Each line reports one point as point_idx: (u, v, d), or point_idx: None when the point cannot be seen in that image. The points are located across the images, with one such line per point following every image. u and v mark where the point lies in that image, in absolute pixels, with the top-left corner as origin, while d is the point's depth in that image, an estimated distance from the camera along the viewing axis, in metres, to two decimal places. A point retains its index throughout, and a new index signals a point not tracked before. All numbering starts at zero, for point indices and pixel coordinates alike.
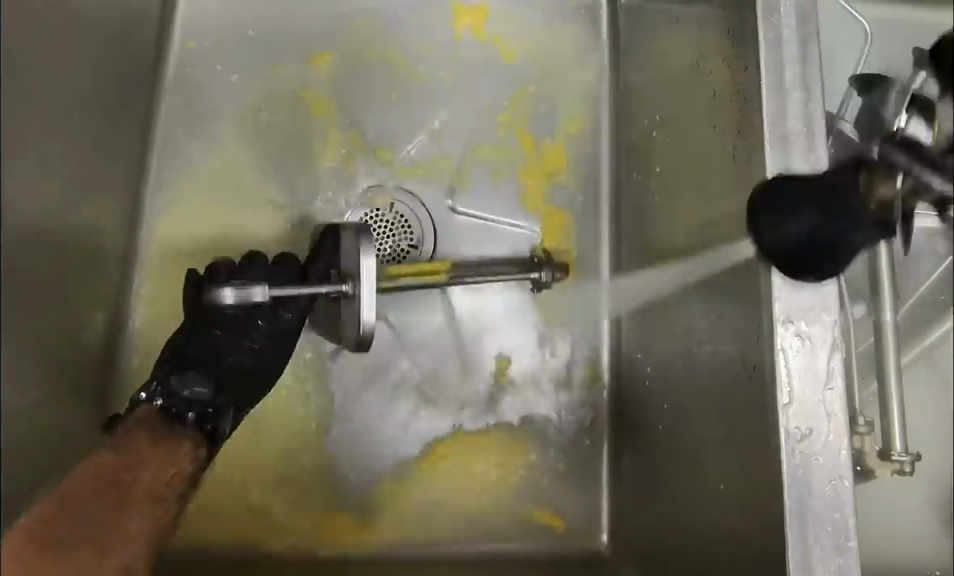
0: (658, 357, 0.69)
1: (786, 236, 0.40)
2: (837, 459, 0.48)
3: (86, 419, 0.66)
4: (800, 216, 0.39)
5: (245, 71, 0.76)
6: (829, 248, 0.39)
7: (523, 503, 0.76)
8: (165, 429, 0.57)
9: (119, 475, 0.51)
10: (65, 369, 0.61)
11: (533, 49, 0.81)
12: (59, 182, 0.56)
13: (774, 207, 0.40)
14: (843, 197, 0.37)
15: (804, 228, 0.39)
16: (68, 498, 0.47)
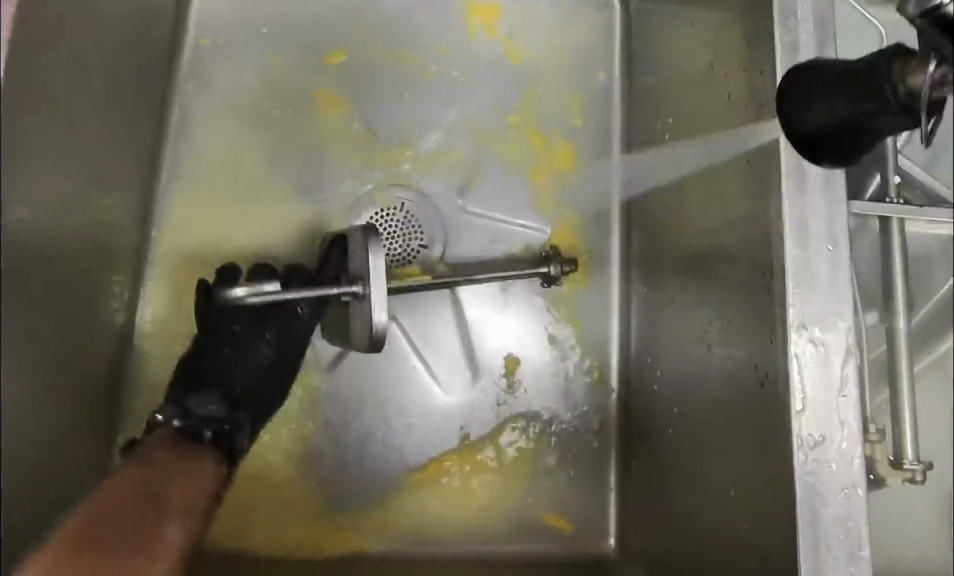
0: (668, 361, 0.69)
1: (819, 123, 0.42)
2: (851, 468, 0.47)
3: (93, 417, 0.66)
4: (827, 103, 0.42)
5: (256, 69, 0.76)
6: (856, 129, 0.41)
7: (530, 505, 0.76)
8: (186, 443, 0.58)
9: (149, 487, 0.53)
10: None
11: (544, 49, 0.81)
12: None
13: (807, 89, 0.43)
14: (873, 86, 0.39)
15: (824, 120, 0.42)
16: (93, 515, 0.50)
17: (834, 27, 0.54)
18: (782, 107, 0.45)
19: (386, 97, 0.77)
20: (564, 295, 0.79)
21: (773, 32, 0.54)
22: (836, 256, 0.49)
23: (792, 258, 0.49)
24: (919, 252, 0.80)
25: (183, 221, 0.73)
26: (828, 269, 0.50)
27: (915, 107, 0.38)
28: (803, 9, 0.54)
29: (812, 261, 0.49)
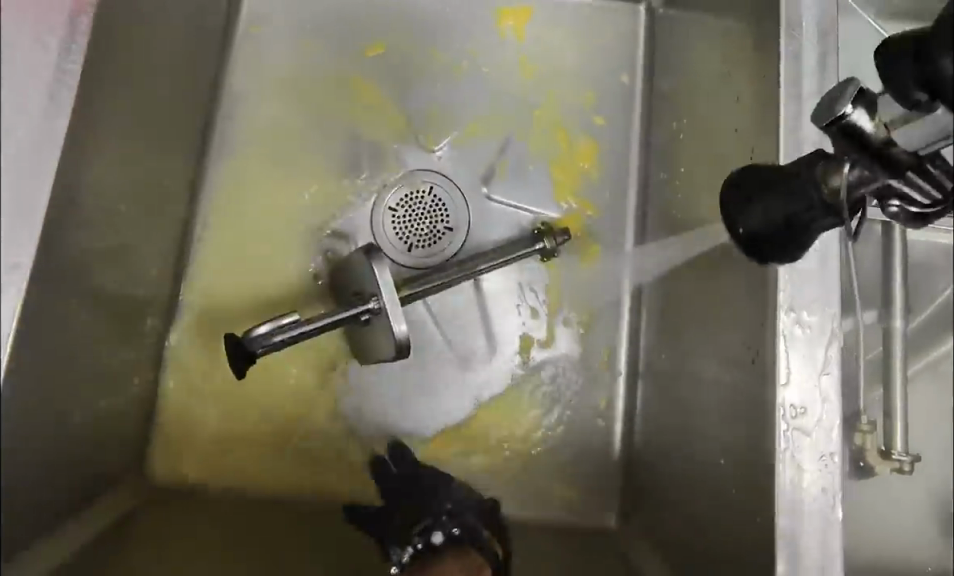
0: (674, 349, 0.73)
1: (761, 224, 0.44)
2: (829, 438, 0.52)
3: (135, 374, 0.71)
4: (763, 207, 0.44)
5: (300, 58, 0.81)
6: (793, 228, 0.43)
7: (538, 477, 0.80)
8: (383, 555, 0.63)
9: None
10: (124, 317, 0.67)
11: (572, 51, 0.85)
12: (127, 150, 0.61)
13: (751, 190, 0.45)
14: (804, 187, 0.43)
15: (767, 221, 0.44)
16: None
17: (836, 40, 0.60)
18: (725, 208, 0.46)
19: (420, 88, 0.82)
20: (579, 284, 0.83)
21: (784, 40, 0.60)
22: (824, 249, 0.54)
23: None
24: (920, 259, 0.84)
25: (225, 195, 0.78)
26: (819, 263, 0.54)
27: (837, 205, 0.43)
28: (808, 25, 0.59)
29: (804, 252, 0.54)
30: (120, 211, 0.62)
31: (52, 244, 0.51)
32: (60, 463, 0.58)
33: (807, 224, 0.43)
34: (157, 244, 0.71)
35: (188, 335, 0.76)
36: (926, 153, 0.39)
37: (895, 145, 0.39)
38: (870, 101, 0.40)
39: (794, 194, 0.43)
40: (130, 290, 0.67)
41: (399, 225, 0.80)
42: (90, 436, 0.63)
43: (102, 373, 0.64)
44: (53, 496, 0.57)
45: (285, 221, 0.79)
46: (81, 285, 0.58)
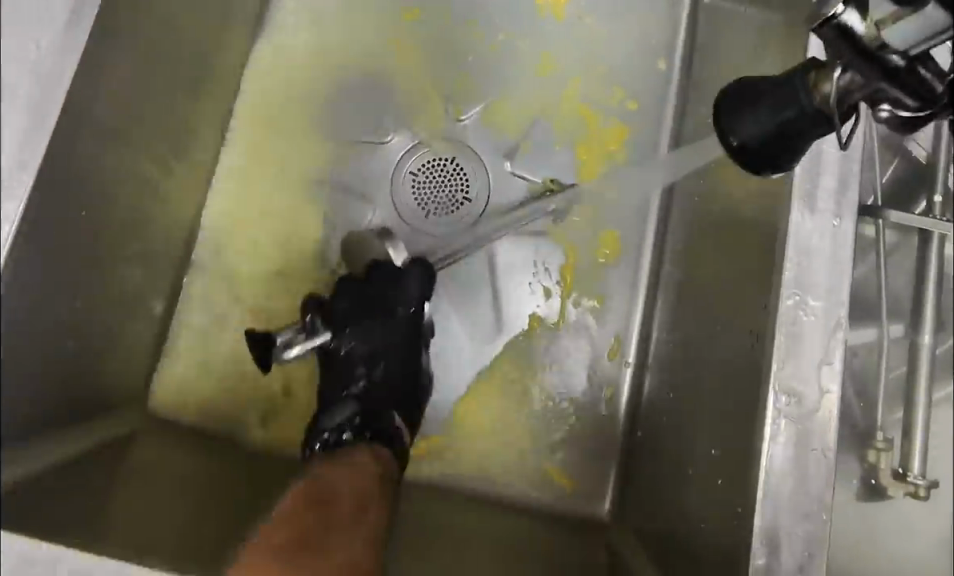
0: (681, 339, 0.71)
1: (755, 135, 0.42)
2: (825, 433, 0.50)
3: (144, 307, 0.72)
4: (754, 114, 0.42)
5: (338, 20, 0.82)
6: (786, 135, 0.42)
7: (533, 458, 0.79)
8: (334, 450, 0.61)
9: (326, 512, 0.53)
10: (141, 246, 0.69)
11: (610, 35, 0.83)
12: (148, 82, 0.63)
13: (739, 103, 0.43)
14: (793, 93, 0.41)
15: (761, 132, 0.42)
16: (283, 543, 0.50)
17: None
18: (716, 120, 0.44)
19: (453, 59, 0.82)
20: (593, 267, 0.81)
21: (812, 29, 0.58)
22: (838, 236, 0.52)
23: (796, 231, 0.52)
24: None
25: (251, 145, 0.80)
26: (829, 249, 0.52)
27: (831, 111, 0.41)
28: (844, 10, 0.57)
29: (816, 236, 0.52)
30: (143, 140, 0.65)
31: (62, 154, 0.54)
32: (59, 371, 0.60)
33: (800, 133, 0.41)
34: (178, 183, 0.73)
35: (203, 276, 0.78)
36: (915, 55, 0.36)
37: (889, 48, 0.36)
38: (862, 2, 0.37)
39: (788, 97, 0.41)
40: (149, 220, 0.69)
41: (419, 189, 0.80)
42: (95, 353, 0.65)
43: (114, 295, 0.66)
44: (48, 402, 0.59)
45: (308, 175, 0.80)
46: (95, 203, 0.60)
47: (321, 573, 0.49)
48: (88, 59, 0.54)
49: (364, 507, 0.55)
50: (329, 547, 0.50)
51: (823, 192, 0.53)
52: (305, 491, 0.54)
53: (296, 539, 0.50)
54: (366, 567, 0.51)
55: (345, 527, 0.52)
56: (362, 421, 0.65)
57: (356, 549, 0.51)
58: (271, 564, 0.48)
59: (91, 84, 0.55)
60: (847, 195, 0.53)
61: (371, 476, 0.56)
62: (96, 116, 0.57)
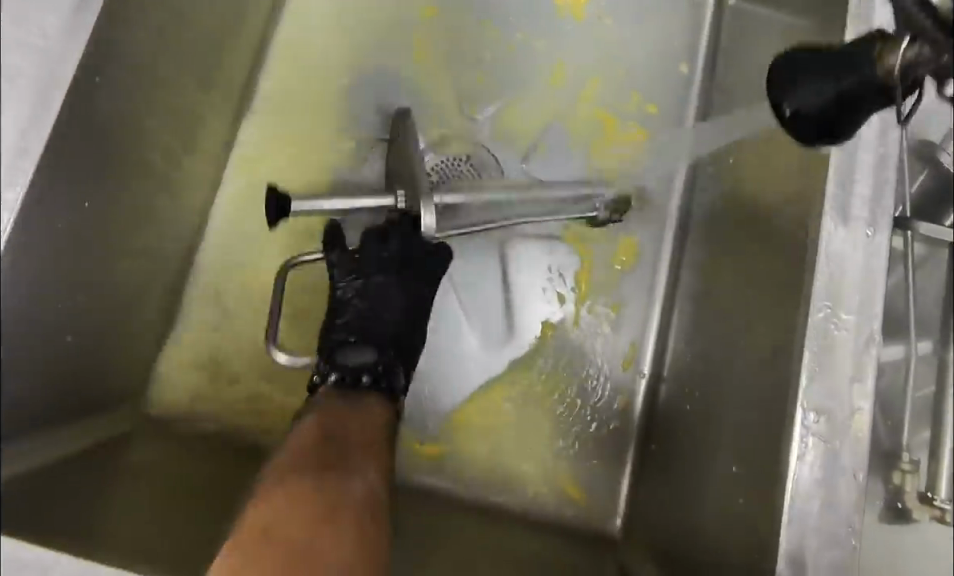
0: (700, 351, 0.68)
1: (812, 105, 0.42)
2: (854, 453, 0.48)
3: (149, 304, 0.71)
4: (812, 86, 0.41)
5: (352, 16, 0.80)
6: (842, 107, 0.41)
7: (544, 469, 0.76)
8: (351, 399, 0.60)
9: (328, 460, 0.55)
10: (148, 240, 0.68)
11: (631, 36, 0.81)
12: (155, 74, 0.61)
13: (800, 72, 0.42)
14: (853, 66, 0.40)
15: (819, 103, 0.41)
16: (286, 490, 0.53)
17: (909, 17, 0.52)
18: (775, 81, 0.44)
19: (469, 58, 0.80)
20: (609, 274, 0.79)
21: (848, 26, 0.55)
22: (873, 246, 0.49)
23: (828, 240, 0.49)
24: None
25: (261, 140, 0.78)
26: (864, 260, 0.49)
27: (892, 90, 0.39)
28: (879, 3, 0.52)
29: (849, 246, 0.49)
30: (151, 132, 0.63)
31: (66, 143, 0.53)
32: (61, 367, 0.59)
33: (857, 106, 0.41)
34: (186, 179, 0.71)
35: (210, 274, 0.76)
36: None
37: None
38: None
39: (848, 69, 0.40)
40: (157, 213, 0.68)
41: None
42: (99, 348, 0.64)
43: (119, 289, 0.65)
44: (49, 398, 0.58)
45: (318, 172, 0.78)
46: (101, 194, 0.59)
47: (343, 518, 0.51)
48: (94, 46, 0.53)
49: (372, 446, 0.58)
50: (347, 490, 0.54)
51: (857, 199, 0.50)
52: (314, 438, 0.57)
53: (312, 487, 0.53)
54: (380, 507, 0.55)
55: (358, 469, 0.56)
56: (380, 371, 0.63)
57: (370, 488, 0.55)
58: (292, 515, 0.51)
59: (97, 71, 0.54)
60: (882, 203, 0.50)
61: (369, 422, 0.59)
62: (103, 104, 0.56)
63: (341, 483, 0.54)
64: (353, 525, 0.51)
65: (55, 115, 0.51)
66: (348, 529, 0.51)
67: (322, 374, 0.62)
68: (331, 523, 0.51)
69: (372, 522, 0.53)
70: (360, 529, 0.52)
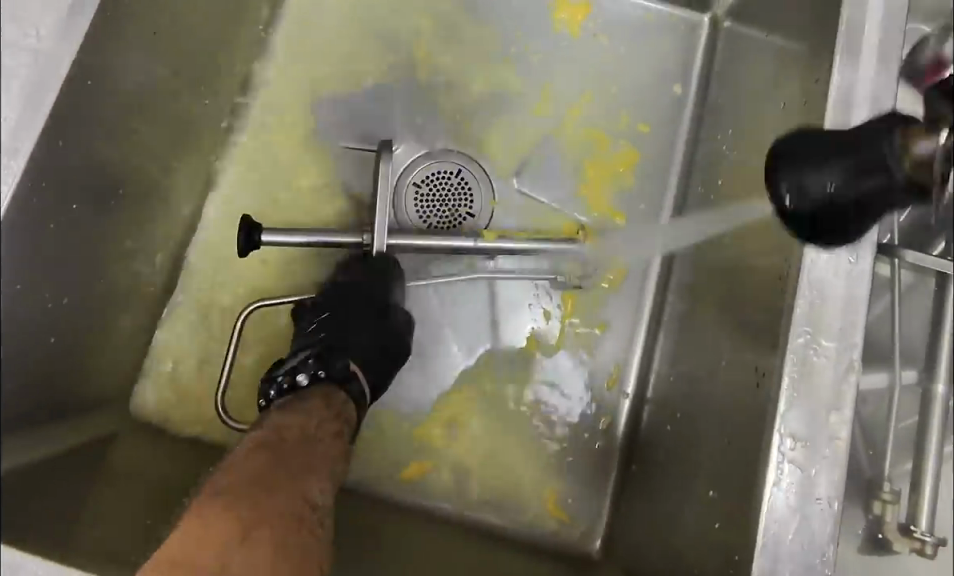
0: (683, 373, 0.68)
1: (814, 195, 0.38)
2: (829, 481, 0.47)
3: (134, 307, 0.70)
4: (817, 174, 0.38)
5: (348, 24, 0.80)
6: (853, 209, 0.37)
7: (524, 486, 0.75)
8: (288, 407, 0.55)
9: (256, 477, 0.49)
10: (135, 243, 0.67)
11: (625, 55, 0.81)
12: (147, 77, 0.61)
13: (798, 169, 0.38)
14: (875, 155, 0.35)
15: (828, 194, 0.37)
16: (203, 517, 0.46)
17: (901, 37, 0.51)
18: (771, 177, 0.40)
19: (463, 72, 0.80)
20: (596, 291, 0.78)
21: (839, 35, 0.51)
22: (855, 272, 0.49)
23: (810, 266, 0.49)
24: None
25: (252, 144, 0.78)
26: (845, 287, 0.49)
27: (922, 184, 0.34)
28: (871, 30, 0.51)
29: (832, 271, 0.49)
30: (141, 135, 0.63)
31: (54, 144, 0.52)
32: (40, 371, 0.58)
33: (873, 206, 0.36)
34: (175, 183, 0.71)
35: (196, 279, 0.75)
36: None
37: None
38: None
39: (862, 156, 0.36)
40: (144, 217, 0.67)
41: (422, 201, 0.77)
42: (81, 351, 0.63)
43: (104, 292, 0.64)
44: (28, 403, 0.57)
45: (309, 180, 0.78)
46: (87, 194, 0.58)
47: (261, 535, 0.45)
48: (87, 48, 0.52)
49: (312, 455, 0.52)
50: (271, 500, 0.47)
51: None
52: (249, 452, 0.51)
53: (231, 501, 0.47)
54: (313, 521, 0.49)
55: (289, 479, 0.49)
56: (313, 362, 0.59)
57: (301, 500, 0.49)
58: (204, 536, 0.45)
59: (87, 73, 0.53)
60: (867, 230, 0.49)
61: (308, 425, 0.54)
62: (92, 108, 0.55)
63: (266, 502, 0.47)
64: (273, 542, 0.46)
65: (46, 118, 0.50)
66: (266, 548, 0.45)
67: (265, 396, 0.59)
68: (246, 541, 0.45)
69: (299, 538, 0.47)
70: (281, 546, 0.46)
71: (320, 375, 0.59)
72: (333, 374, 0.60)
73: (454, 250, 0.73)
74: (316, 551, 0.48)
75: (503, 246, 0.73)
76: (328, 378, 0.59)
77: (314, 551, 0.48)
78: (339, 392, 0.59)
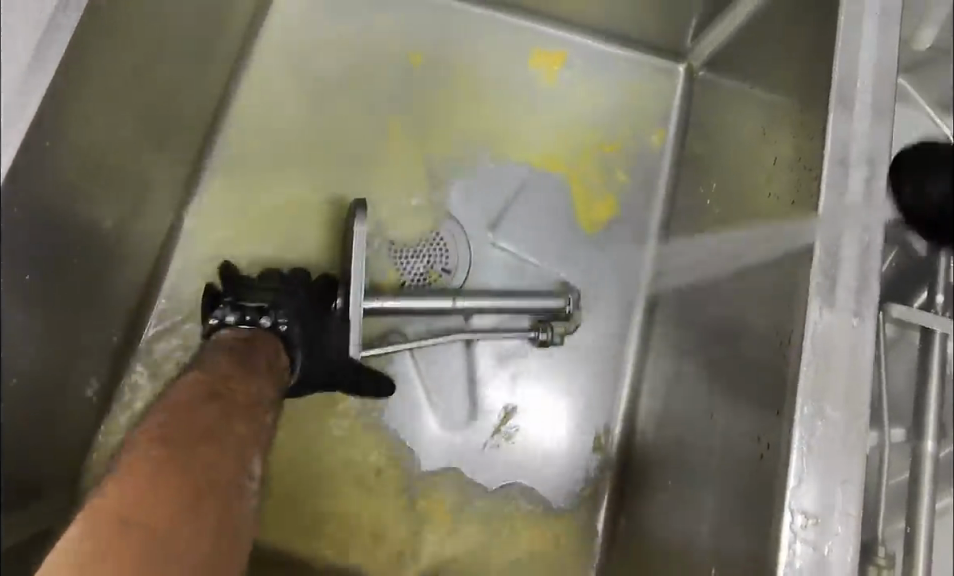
0: (672, 437, 0.64)
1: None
2: (843, 559, 0.44)
3: (92, 377, 0.64)
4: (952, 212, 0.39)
5: (317, 71, 0.77)
6: None
7: (505, 557, 0.71)
8: (241, 357, 0.56)
9: (205, 436, 0.49)
10: (95, 307, 0.61)
11: (603, 102, 0.80)
12: (109, 132, 0.55)
13: None
14: None
15: None
16: (153, 470, 0.45)
17: (892, 91, 0.51)
18: None
19: (439, 121, 0.77)
20: (575, 350, 0.75)
21: (831, 92, 0.51)
22: (858, 338, 0.47)
23: (812, 334, 0.47)
24: None
25: (219, 196, 0.74)
26: (848, 354, 0.47)
27: None
28: (864, 88, 0.50)
29: (835, 336, 0.47)
30: (105, 191, 0.58)
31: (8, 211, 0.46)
32: None
33: None
34: (135, 243, 0.66)
35: (158, 342, 0.70)
36: None
37: None
38: None
39: None
40: (103, 281, 0.62)
41: (396, 258, 0.74)
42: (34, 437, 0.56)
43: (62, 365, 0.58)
44: None
45: (278, 235, 0.74)
46: (44, 262, 0.52)
47: (211, 502, 0.45)
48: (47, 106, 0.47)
49: (257, 416, 0.54)
50: (217, 464, 0.48)
51: (841, 293, 0.48)
52: (196, 403, 0.51)
53: (181, 458, 0.46)
54: (250, 491, 0.50)
55: (236, 440, 0.50)
56: (281, 312, 0.62)
57: (242, 466, 0.50)
58: (154, 495, 0.43)
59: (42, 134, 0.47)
60: (869, 293, 0.47)
61: (256, 381, 0.55)
62: (49, 168, 0.49)
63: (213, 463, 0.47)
64: (219, 510, 0.46)
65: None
66: (207, 518, 0.45)
67: (220, 316, 0.60)
68: (198, 507, 0.44)
69: (236, 505, 0.48)
70: (224, 512, 0.46)
71: (281, 326, 0.62)
72: (292, 331, 0.62)
73: (430, 308, 0.70)
74: (251, 518, 0.49)
75: (478, 299, 0.70)
76: (283, 331, 0.61)
77: (249, 519, 0.49)
78: (284, 355, 0.61)
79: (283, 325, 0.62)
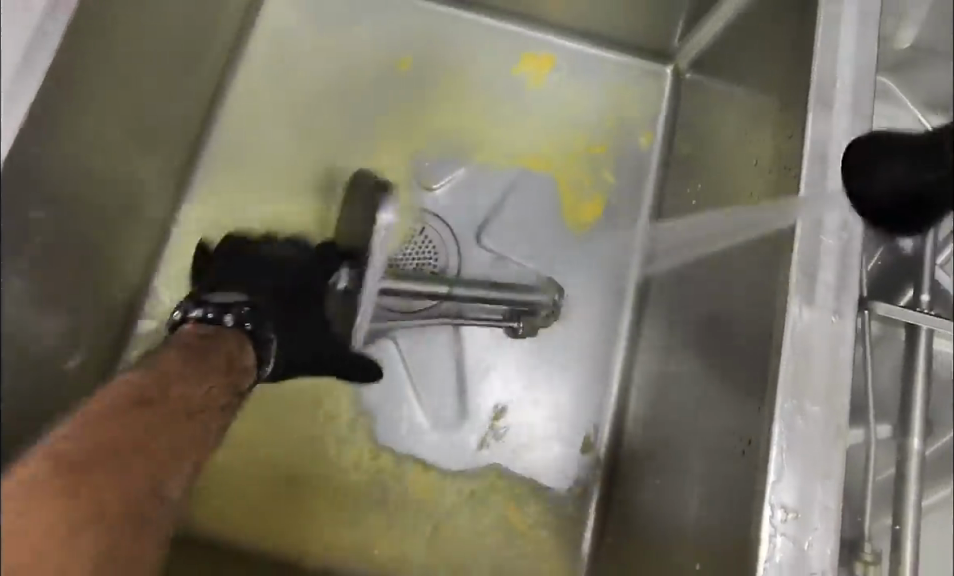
0: (660, 435, 0.65)
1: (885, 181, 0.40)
2: (823, 553, 0.44)
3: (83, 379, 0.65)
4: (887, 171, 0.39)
5: (307, 74, 0.77)
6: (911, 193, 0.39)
7: (495, 555, 0.71)
8: (193, 356, 0.49)
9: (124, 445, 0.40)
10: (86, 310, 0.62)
11: (591, 103, 0.80)
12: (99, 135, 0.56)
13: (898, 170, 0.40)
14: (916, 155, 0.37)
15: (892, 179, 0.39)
16: (48, 476, 0.36)
17: (870, 90, 0.51)
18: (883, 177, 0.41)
19: (428, 123, 0.78)
20: (564, 350, 0.76)
21: (809, 92, 0.51)
22: (837, 335, 0.47)
23: (791, 331, 0.47)
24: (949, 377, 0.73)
25: (209, 199, 0.74)
26: (827, 352, 0.47)
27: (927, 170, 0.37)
28: (842, 89, 0.51)
29: (813, 333, 0.47)
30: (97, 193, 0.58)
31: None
32: None
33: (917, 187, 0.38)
34: (125, 245, 0.66)
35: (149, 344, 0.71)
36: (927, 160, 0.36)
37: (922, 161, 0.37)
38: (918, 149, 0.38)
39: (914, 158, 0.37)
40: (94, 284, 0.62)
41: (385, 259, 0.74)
42: None
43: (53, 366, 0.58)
44: None
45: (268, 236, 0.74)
46: None
47: (95, 537, 0.37)
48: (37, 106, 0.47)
49: (190, 430, 0.46)
50: (126, 485, 0.39)
51: (821, 290, 0.48)
52: (129, 401, 0.42)
53: (84, 467, 0.37)
54: (151, 524, 0.42)
55: (155, 460, 0.42)
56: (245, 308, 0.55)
57: (153, 491, 0.41)
58: (40, 509, 0.35)
59: (35, 138, 0.47)
60: (847, 291, 0.48)
61: (203, 386, 0.48)
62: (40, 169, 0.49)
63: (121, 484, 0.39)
64: (101, 547, 0.38)
65: None
66: (93, 546, 0.37)
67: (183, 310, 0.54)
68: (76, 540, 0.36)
69: (128, 542, 0.40)
70: (105, 550, 0.38)
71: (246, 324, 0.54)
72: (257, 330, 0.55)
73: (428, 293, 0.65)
74: (140, 558, 0.41)
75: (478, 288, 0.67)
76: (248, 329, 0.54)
77: (138, 559, 0.41)
78: (249, 353, 0.54)
79: (250, 323, 0.55)
